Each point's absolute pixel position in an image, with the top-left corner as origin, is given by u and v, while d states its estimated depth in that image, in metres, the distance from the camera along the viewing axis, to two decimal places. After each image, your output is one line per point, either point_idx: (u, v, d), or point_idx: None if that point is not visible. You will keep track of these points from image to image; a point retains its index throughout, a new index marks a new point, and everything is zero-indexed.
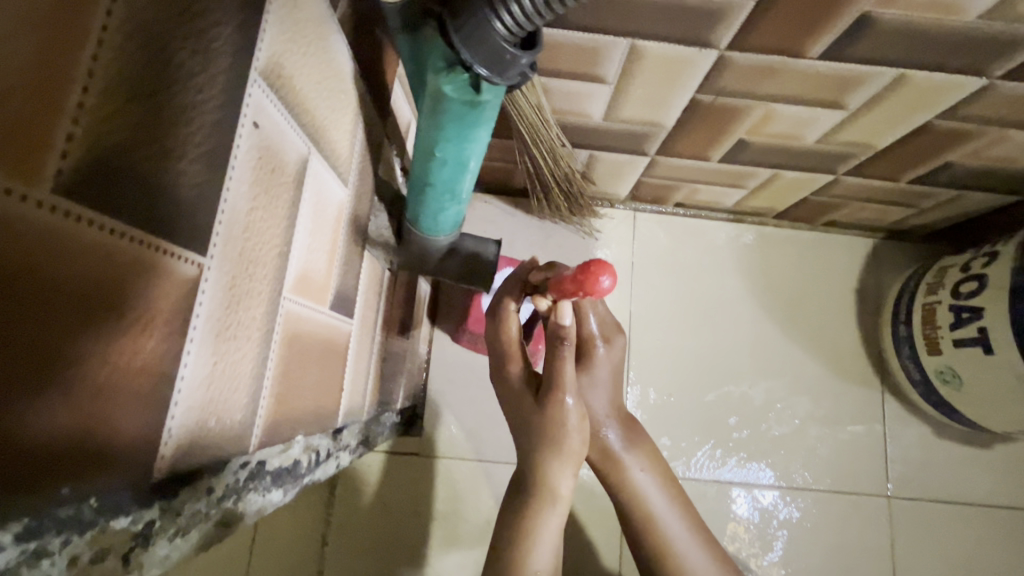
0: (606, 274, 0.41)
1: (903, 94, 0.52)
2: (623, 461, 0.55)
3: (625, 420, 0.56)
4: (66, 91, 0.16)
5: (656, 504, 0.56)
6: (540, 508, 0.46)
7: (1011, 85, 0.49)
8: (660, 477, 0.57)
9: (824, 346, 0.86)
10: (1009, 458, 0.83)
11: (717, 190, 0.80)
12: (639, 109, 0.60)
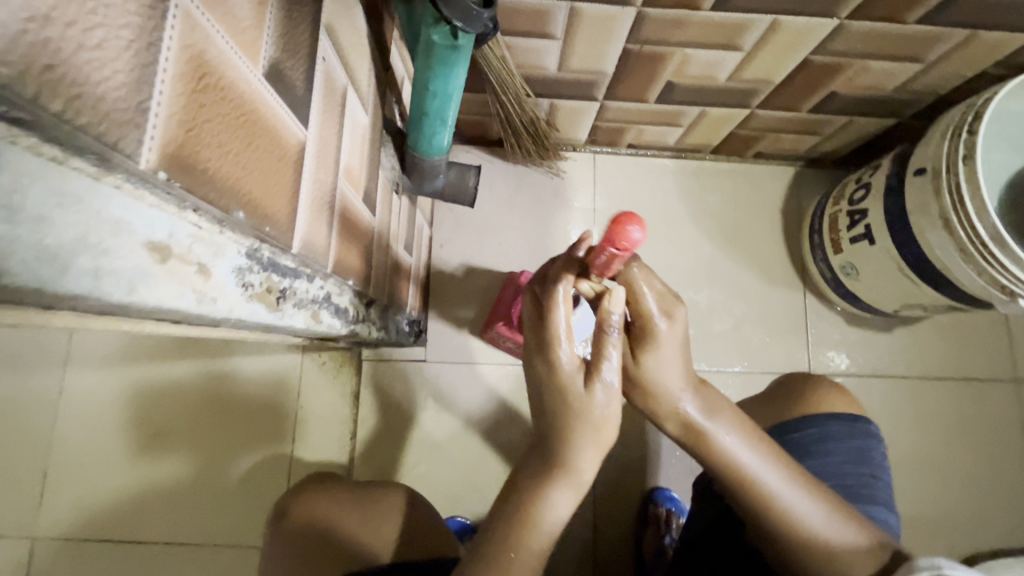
0: (635, 225, 0.41)
1: (782, 35, 0.68)
2: (708, 430, 0.51)
3: (697, 384, 0.52)
4: (264, 21, 0.30)
5: (748, 463, 0.51)
6: (555, 482, 0.48)
7: (859, 24, 0.65)
8: (746, 433, 0.52)
9: (755, 256, 1.04)
10: (902, 337, 1.03)
11: (660, 129, 0.96)
12: (584, 60, 0.75)
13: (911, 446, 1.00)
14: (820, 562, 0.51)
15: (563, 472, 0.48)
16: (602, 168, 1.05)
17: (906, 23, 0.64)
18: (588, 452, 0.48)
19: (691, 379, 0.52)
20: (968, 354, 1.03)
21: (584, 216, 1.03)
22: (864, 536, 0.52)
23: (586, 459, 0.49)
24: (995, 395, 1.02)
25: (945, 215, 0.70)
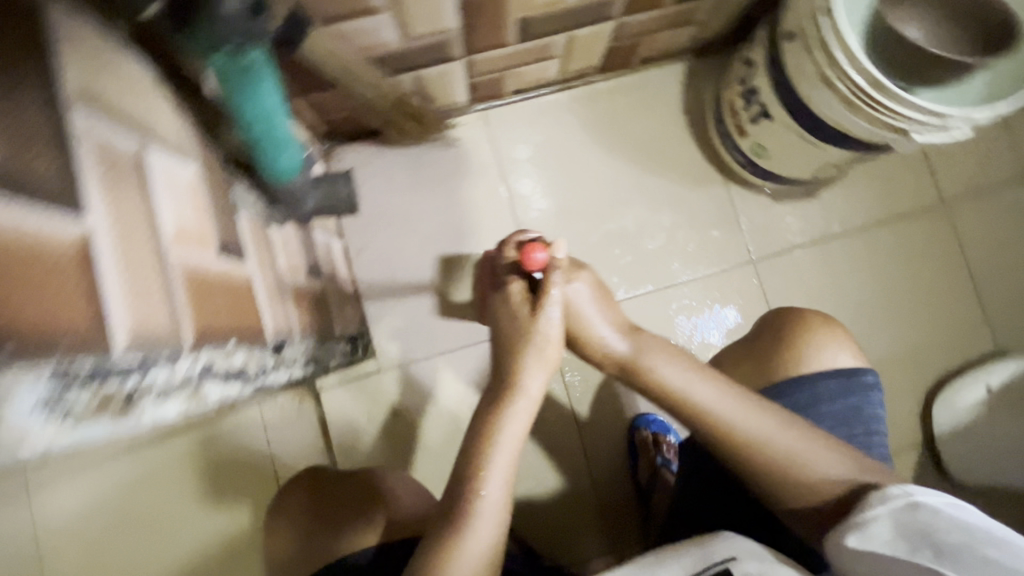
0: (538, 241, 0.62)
1: None
2: (643, 365, 0.62)
3: (629, 332, 0.64)
4: None
5: (685, 385, 0.59)
6: (494, 448, 0.56)
7: None
8: (683, 366, 0.61)
9: (671, 163, 1.03)
10: (829, 196, 1.04)
11: (536, 67, 0.92)
12: (424, 23, 0.71)
13: (864, 296, 1.03)
14: (777, 473, 0.55)
15: (523, 390, 0.59)
16: (495, 123, 1.01)
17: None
18: (542, 371, 0.61)
19: (625, 328, 0.64)
20: (893, 192, 1.05)
21: (493, 178, 1.00)
22: (822, 441, 0.56)
23: (539, 382, 0.61)
24: (928, 222, 1.05)
25: (822, 72, 0.69)
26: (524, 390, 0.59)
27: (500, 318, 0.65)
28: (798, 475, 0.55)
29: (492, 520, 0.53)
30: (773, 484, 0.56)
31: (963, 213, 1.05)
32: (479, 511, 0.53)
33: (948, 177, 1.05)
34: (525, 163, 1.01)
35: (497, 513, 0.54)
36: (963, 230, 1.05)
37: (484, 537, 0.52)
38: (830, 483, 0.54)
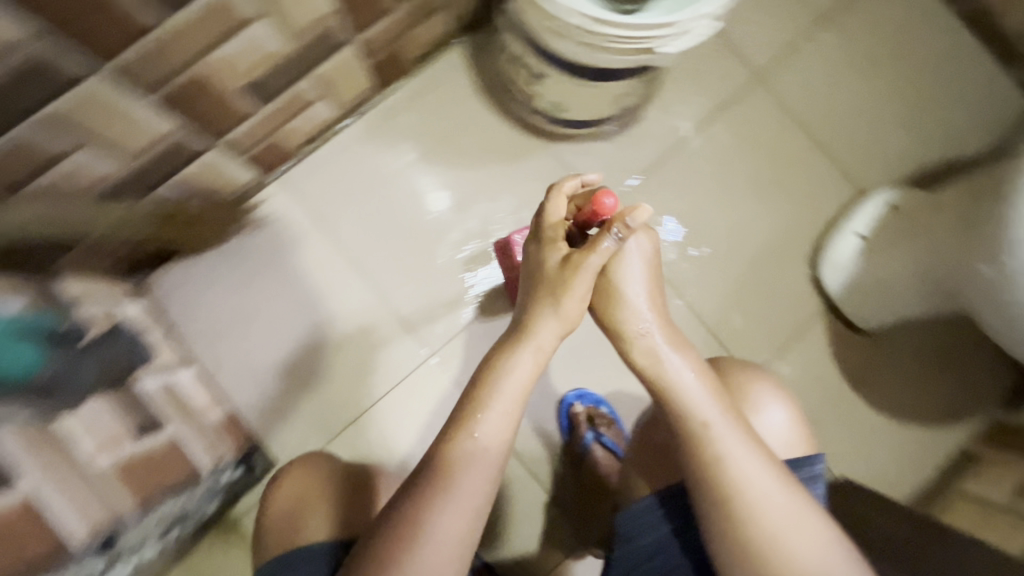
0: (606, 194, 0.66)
1: None
2: (668, 368, 0.61)
3: (672, 337, 0.63)
4: None
5: (700, 402, 0.59)
6: (476, 451, 0.57)
7: None
8: (707, 385, 0.61)
9: (490, 147, 0.99)
10: (650, 114, 1.03)
11: (306, 115, 0.87)
12: (136, 136, 0.65)
13: (722, 195, 1.04)
14: (734, 520, 0.54)
15: (529, 342, 0.63)
16: (303, 184, 0.95)
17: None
18: (555, 323, 0.65)
19: (664, 320, 0.64)
20: (709, 86, 1.05)
21: (324, 240, 0.95)
22: (800, 506, 0.54)
23: (548, 336, 0.65)
24: (752, 101, 1.05)
25: (549, 19, 0.66)
26: (534, 341, 0.64)
27: (530, 263, 0.69)
28: (755, 526, 0.53)
29: (479, 485, 0.56)
30: (725, 526, 0.54)
31: (778, 77, 1.06)
32: (473, 477, 0.56)
33: (752, 52, 1.05)
34: (347, 210, 0.96)
35: (486, 474, 0.56)
36: (784, 93, 1.06)
37: (467, 503, 0.55)
38: (790, 551, 0.52)
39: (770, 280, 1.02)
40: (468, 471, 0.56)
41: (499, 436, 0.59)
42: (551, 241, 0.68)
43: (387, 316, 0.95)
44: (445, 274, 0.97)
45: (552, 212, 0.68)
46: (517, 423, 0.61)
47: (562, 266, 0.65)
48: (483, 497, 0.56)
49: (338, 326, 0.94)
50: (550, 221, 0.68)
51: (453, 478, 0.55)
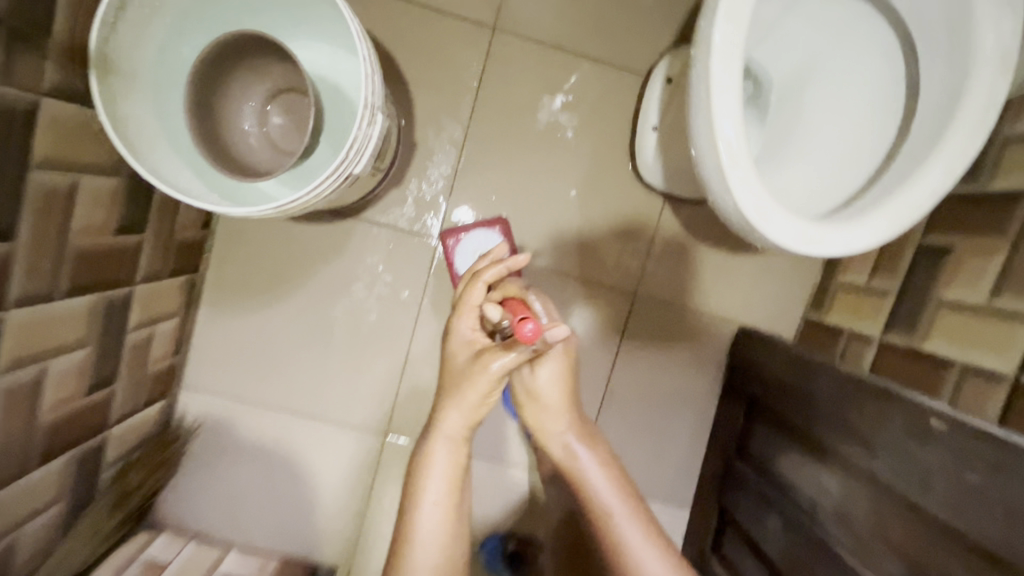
0: (527, 324, 0.65)
1: (32, 347, 0.68)
2: (580, 466, 0.82)
3: (585, 436, 0.84)
4: None
5: (603, 488, 0.80)
6: (416, 537, 0.73)
7: (24, 291, 0.64)
8: (609, 476, 0.81)
9: (315, 250, 1.05)
10: (424, 129, 1.03)
11: (157, 342, 0.96)
12: (54, 482, 0.79)
13: (552, 122, 1.06)
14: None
15: (443, 436, 0.76)
16: (199, 378, 1.07)
17: (10, 235, 0.60)
18: (460, 419, 0.75)
19: (575, 416, 0.85)
20: (458, 66, 1.03)
21: (246, 405, 1.08)
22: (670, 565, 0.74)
23: (455, 421, 0.75)
24: (504, 54, 1.03)
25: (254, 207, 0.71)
26: (443, 432, 0.76)
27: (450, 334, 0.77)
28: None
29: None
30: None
31: (512, 14, 1.02)
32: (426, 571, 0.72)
33: (476, 8, 1.01)
34: (246, 372, 1.08)
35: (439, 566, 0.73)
36: (525, 26, 1.03)
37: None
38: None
39: (610, 204, 1.08)
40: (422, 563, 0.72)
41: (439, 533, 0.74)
42: (467, 350, 0.75)
43: (333, 427, 1.10)
44: (354, 368, 1.09)
45: (468, 329, 0.76)
46: (453, 505, 0.75)
47: (466, 372, 0.74)
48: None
49: (303, 458, 1.10)
50: (466, 337, 0.75)
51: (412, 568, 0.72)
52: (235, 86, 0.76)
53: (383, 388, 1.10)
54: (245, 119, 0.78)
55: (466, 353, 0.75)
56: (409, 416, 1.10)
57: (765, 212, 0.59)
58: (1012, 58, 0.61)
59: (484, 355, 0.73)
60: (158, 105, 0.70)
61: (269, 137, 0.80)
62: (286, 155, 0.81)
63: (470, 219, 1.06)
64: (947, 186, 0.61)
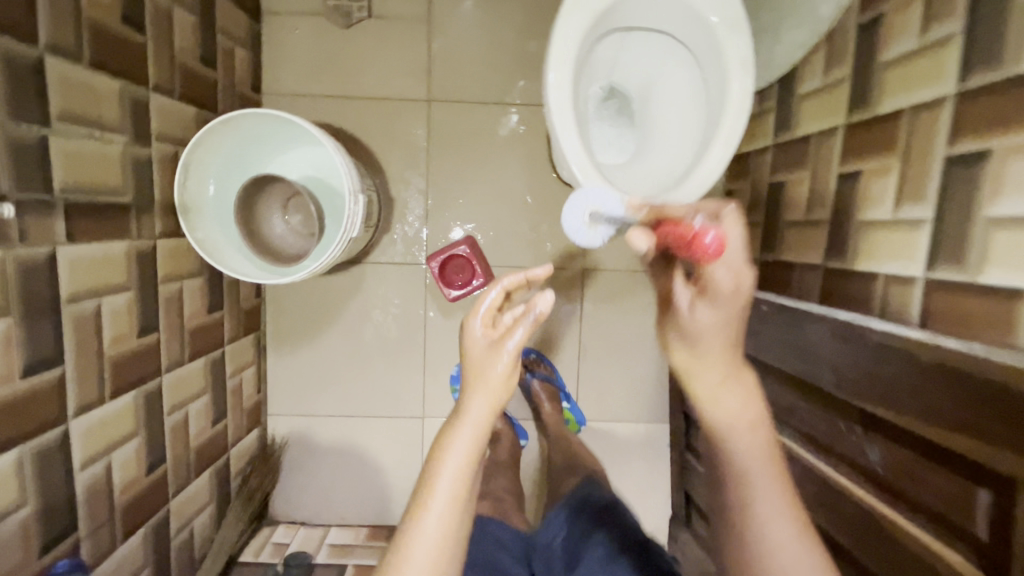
0: (706, 234, 0.66)
1: (178, 399, 1.04)
2: (716, 420, 0.71)
3: (747, 391, 0.71)
4: None
5: (750, 445, 0.69)
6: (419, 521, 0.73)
7: (167, 362, 1.01)
8: (762, 421, 0.70)
9: (338, 294, 1.41)
10: (396, 186, 1.38)
11: (244, 385, 1.33)
12: (205, 490, 1.16)
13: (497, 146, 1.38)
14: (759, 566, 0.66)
15: (464, 420, 0.75)
16: (278, 407, 1.43)
17: (156, 328, 0.96)
18: (484, 403, 0.74)
19: (729, 359, 0.71)
20: (409, 134, 1.36)
21: (316, 419, 1.44)
22: (806, 553, 0.65)
23: (479, 408, 0.75)
24: (440, 118, 1.36)
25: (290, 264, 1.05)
26: (466, 415, 0.75)
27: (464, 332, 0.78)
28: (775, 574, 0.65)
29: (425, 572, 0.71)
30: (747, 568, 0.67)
31: (439, 86, 1.35)
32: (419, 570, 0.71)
33: (411, 90, 1.35)
34: (310, 394, 1.44)
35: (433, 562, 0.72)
36: (452, 91, 1.36)
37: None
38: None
39: (547, 207, 1.40)
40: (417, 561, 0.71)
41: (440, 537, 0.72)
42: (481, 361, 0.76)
43: (383, 421, 1.45)
44: (387, 373, 1.44)
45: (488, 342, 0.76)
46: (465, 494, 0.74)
47: (482, 360, 0.76)
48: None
49: (366, 450, 1.45)
50: (483, 352, 0.75)
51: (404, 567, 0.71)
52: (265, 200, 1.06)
53: (412, 384, 1.44)
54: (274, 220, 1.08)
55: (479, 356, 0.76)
56: (436, 401, 1.44)
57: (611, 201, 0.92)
58: (751, 62, 0.92)
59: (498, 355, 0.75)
60: (221, 225, 1.06)
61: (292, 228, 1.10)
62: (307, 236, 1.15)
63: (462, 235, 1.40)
64: (727, 155, 0.93)
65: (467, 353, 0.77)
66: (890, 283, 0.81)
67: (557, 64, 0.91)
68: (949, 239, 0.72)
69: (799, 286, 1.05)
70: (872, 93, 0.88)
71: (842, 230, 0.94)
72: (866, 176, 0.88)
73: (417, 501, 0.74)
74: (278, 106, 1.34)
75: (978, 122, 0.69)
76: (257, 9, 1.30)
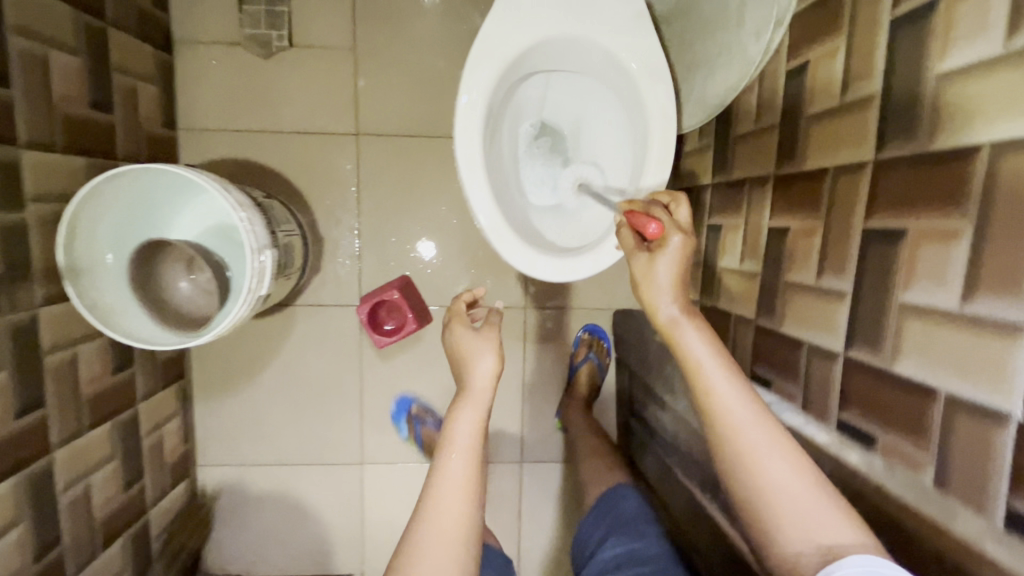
0: (652, 223, 0.78)
1: (75, 472, 0.97)
2: (677, 334, 0.76)
3: (689, 311, 0.78)
4: None
5: (702, 353, 0.74)
6: (425, 503, 0.74)
7: (58, 436, 0.93)
8: (705, 333, 0.76)
9: (267, 338, 1.34)
10: (324, 224, 1.30)
11: (166, 439, 1.25)
12: (118, 559, 1.09)
13: (431, 185, 1.32)
14: (731, 443, 0.68)
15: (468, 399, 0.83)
16: (208, 457, 1.36)
17: (42, 403, 0.89)
18: (483, 378, 0.84)
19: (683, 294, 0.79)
20: (338, 170, 1.29)
21: (249, 468, 1.37)
22: (757, 416, 0.68)
23: (478, 385, 0.84)
24: (371, 152, 1.29)
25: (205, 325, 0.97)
26: (469, 394, 0.83)
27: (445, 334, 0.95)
28: (745, 440, 0.67)
29: (447, 516, 0.72)
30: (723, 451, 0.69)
31: (367, 119, 1.27)
32: (443, 516, 0.72)
33: (338, 123, 1.27)
34: (242, 443, 1.37)
35: (455, 505, 0.73)
36: (381, 125, 1.28)
37: (442, 532, 0.71)
38: (759, 454, 0.66)
39: (486, 244, 1.34)
40: (440, 507, 0.73)
41: (462, 482, 0.75)
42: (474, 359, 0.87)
43: (320, 467, 1.39)
44: (323, 417, 1.38)
45: (477, 343, 0.89)
46: (474, 463, 0.77)
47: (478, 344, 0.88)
48: (452, 522, 0.72)
49: (303, 498, 1.39)
50: (475, 347, 0.88)
51: (431, 512, 0.73)
52: (166, 255, 0.95)
53: (350, 430, 1.38)
54: (177, 281, 0.99)
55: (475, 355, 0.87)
56: (375, 446, 1.39)
57: (529, 262, 0.88)
58: (673, 111, 0.87)
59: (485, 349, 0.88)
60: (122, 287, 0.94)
61: (198, 290, 1.01)
62: (211, 294, 1.02)
63: (427, 248, 1.33)
64: None
65: (456, 354, 0.90)
66: (813, 353, 0.77)
67: (466, 120, 0.85)
68: (866, 319, 0.68)
69: (735, 338, 1.00)
70: (798, 147, 0.83)
71: (772, 287, 0.89)
72: (793, 234, 0.84)
73: (426, 488, 0.76)
74: (195, 142, 1.25)
75: (892, 198, 0.64)
76: (168, 37, 1.21)
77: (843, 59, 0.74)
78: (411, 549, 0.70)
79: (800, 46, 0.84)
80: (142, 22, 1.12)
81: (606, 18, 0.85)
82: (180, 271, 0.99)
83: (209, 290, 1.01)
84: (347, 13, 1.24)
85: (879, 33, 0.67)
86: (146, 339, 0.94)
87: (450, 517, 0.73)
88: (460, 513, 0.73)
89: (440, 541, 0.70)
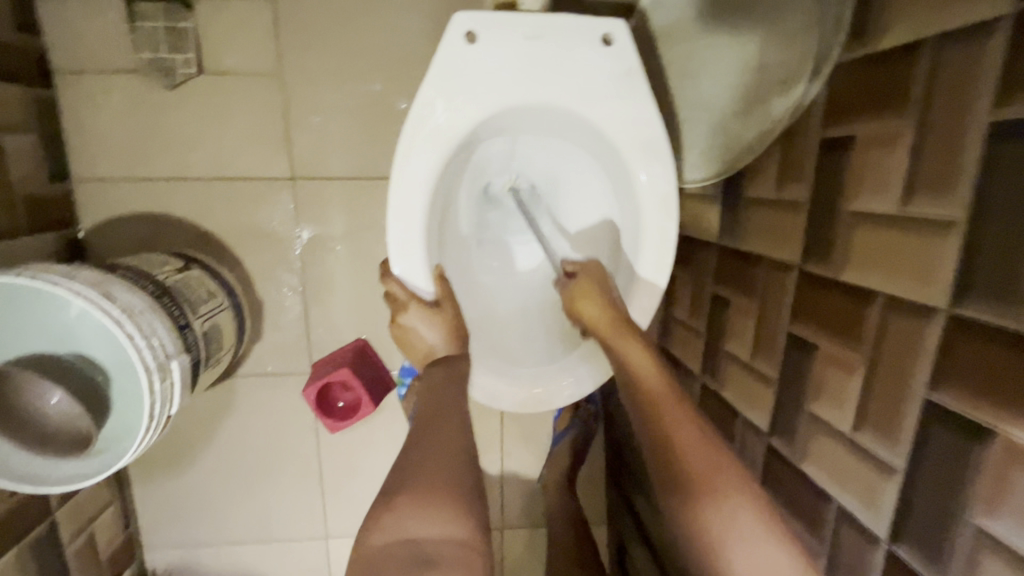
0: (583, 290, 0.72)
1: None
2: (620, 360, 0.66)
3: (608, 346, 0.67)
4: None
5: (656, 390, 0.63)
6: (388, 520, 0.53)
7: None
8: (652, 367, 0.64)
9: (207, 412, 1.17)
10: (262, 286, 1.11)
11: (101, 534, 1.11)
12: None
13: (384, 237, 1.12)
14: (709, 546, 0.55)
15: (447, 399, 0.63)
16: (156, 539, 1.23)
17: None
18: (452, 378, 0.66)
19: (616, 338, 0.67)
20: (274, 223, 1.09)
21: (201, 547, 1.25)
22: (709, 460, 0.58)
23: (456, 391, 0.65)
24: (312, 199, 1.08)
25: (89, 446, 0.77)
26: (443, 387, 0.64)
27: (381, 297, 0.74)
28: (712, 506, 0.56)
29: (413, 502, 0.54)
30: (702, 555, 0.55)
31: (304, 160, 1.06)
32: (412, 499, 0.54)
33: (270, 165, 1.06)
34: (192, 522, 1.23)
35: (422, 492, 0.55)
36: (323, 167, 1.07)
37: (410, 508, 0.54)
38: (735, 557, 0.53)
39: None
40: (403, 487, 0.55)
41: (428, 467, 0.57)
42: (431, 357, 0.69)
43: (280, 544, 1.26)
44: (278, 491, 1.23)
45: (421, 323, 0.67)
46: (462, 469, 0.58)
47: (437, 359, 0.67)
48: (420, 511, 0.53)
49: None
50: (420, 325, 0.68)
51: (398, 492, 0.55)
52: (11, 380, 0.72)
53: (310, 503, 1.25)
54: (45, 400, 0.75)
55: (427, 345, 0.68)
56: (339, 518, 1.26)
57: (493, 393, 0.73)
58: (672, 200, 0.67)
59: (430, 322, 0.67)
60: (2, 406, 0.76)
61: (70, 398, 0.74)
62: (76, 415, 0.76)
63: None
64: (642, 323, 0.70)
65: (399, 320, 0.68)
66: (846, 520, 0.62)
67: (399, 222, 0.65)
68: (927, 513, 0.52)
69: (741, 446, 0.84)
70: (833, 247, 0.65)
71: (791, 408, 0.72)
72: (823, 359, 0.66)
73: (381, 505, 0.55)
74: (94, 193, 1.04)
75: (973, 377, 0.47)
76: (44, 66, 0.97)
77: (906, 154, 0.55)
78: (377, 515, 0.54)
79: (843, 112, 0.64)
80: (0, 56, 0.88)
81: (580, 80, 0.63)
82: (42, 387, 0.74)
83: (74, 414, 0.76)
84: (271, 30, 1.00)
85: (970, 135, 0.48)
86: (41, 474, 0.78)
87: (420, 505, 0.54)
88: (428, 499, 0.54)
89: (417, 502, 0.54)
